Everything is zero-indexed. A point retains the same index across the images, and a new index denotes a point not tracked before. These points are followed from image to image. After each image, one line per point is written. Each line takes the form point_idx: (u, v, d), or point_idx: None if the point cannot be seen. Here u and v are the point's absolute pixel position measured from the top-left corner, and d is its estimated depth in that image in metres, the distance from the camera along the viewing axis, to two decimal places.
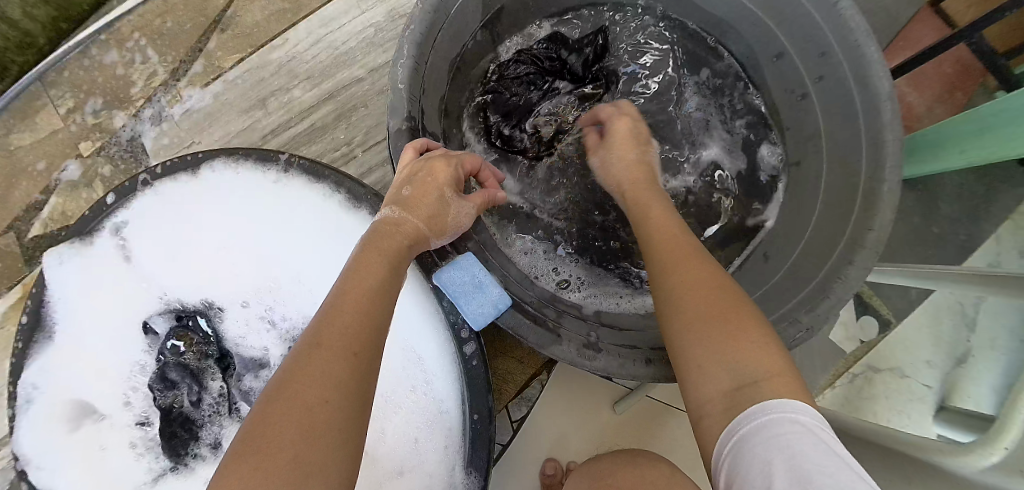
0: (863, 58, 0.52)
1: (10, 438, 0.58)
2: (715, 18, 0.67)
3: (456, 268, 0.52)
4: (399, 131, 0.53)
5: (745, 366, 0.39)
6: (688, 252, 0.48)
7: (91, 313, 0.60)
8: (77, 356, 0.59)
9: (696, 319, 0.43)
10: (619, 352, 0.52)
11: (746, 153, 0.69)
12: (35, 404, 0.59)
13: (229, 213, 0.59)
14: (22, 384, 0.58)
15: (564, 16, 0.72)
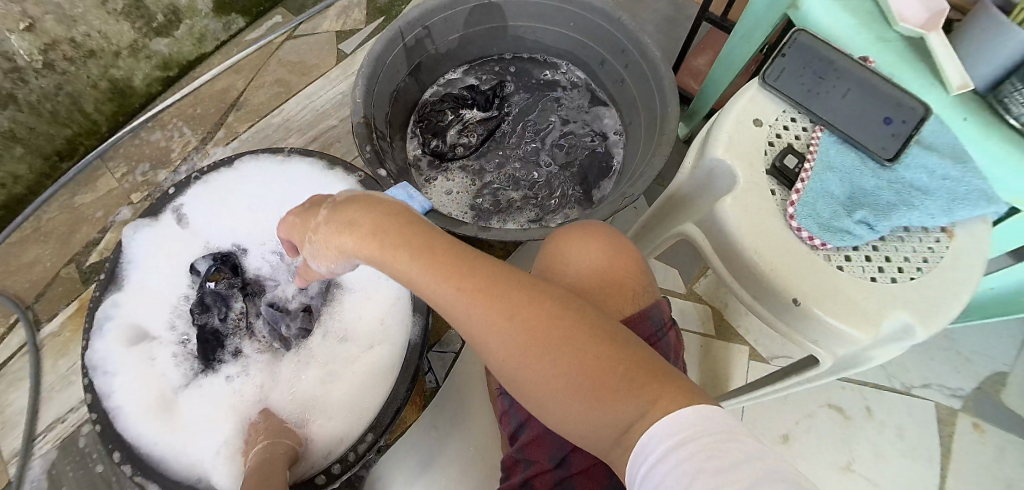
0: (642, 44, 0.90)
1: (84, 354, 0.79)
2: (563, 50, 1.05)
3: (396, 188, 0.80)
4: (358, 124, 0.85)
5: (621, 414, 0.45)
6: (516, 306, 0.50)
7: (152, 267, 0.86)
8: (140, 295, 0.84)
9: (564, 390, 0.48)
10: (506, 233, 0.79)
11: (597, 133, 1.04)
12: (107, 329, 0.81)
13: (253, 188, 0.89)
14: (98, 316, 0.81)
15: (469, 66, 1.08)
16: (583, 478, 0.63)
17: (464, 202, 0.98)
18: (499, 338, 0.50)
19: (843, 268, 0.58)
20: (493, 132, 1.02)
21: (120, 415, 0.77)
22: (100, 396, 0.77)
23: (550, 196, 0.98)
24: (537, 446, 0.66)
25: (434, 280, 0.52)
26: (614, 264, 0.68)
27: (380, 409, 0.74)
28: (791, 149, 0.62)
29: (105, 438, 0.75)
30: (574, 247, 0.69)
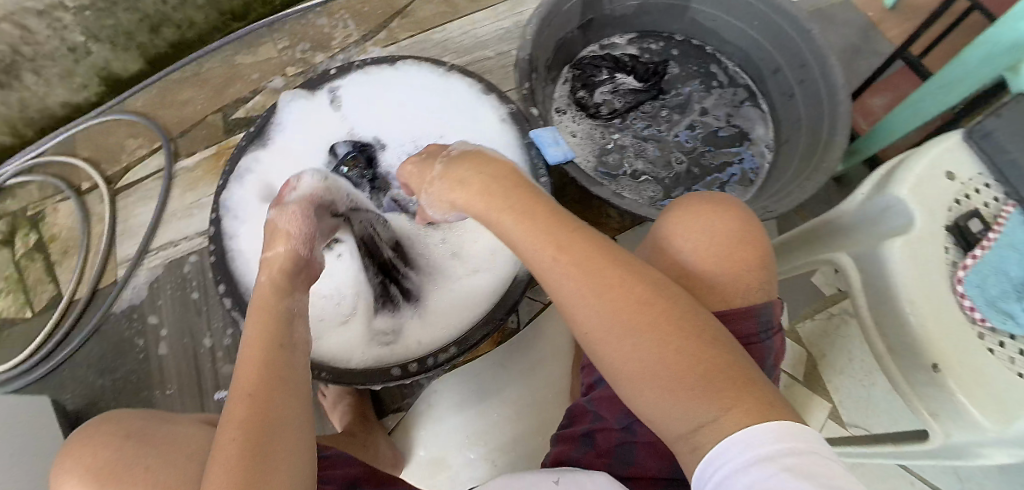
0: (828, 67, 0.85)
1: (220, 195, 0.86)
2: (737, 48, 1.00)
3: (546, 129, 0.81)
4: (522, 59, 0.84)
5: (696, 410, 0.44)
6: (608, 285, 0.50)
7: (297, 135, 0.92)
8: (280, 159, 0.90)
9: (640, 372, 0.47)
10: (636, 207, 0.78)
11: (748, 142, 0.99)
12: (245, 180, 0.88)
13: (407, 91, 0.91)
14: (239, 166, 0.87)
15: (635, 36, 1.04)
16: (649, 449, 0.62)
17: (597, 156, 0.95)
18: (588, 309, 0.50)
19: (993, 351, 0.56)
20: (642, 107, 0.99)
21: (237, 257, 0.84)
22: (225, 234, 0.85)
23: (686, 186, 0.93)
24: (611, 404, 0.66)
25: (535, 245, 0.53)
26: (732, 256, 0.62)
27: (469, 330, 0.78)
28: (977, 212, 0.60)
29: (219, 271, 0.83)
30: (690, 226, 0.62)
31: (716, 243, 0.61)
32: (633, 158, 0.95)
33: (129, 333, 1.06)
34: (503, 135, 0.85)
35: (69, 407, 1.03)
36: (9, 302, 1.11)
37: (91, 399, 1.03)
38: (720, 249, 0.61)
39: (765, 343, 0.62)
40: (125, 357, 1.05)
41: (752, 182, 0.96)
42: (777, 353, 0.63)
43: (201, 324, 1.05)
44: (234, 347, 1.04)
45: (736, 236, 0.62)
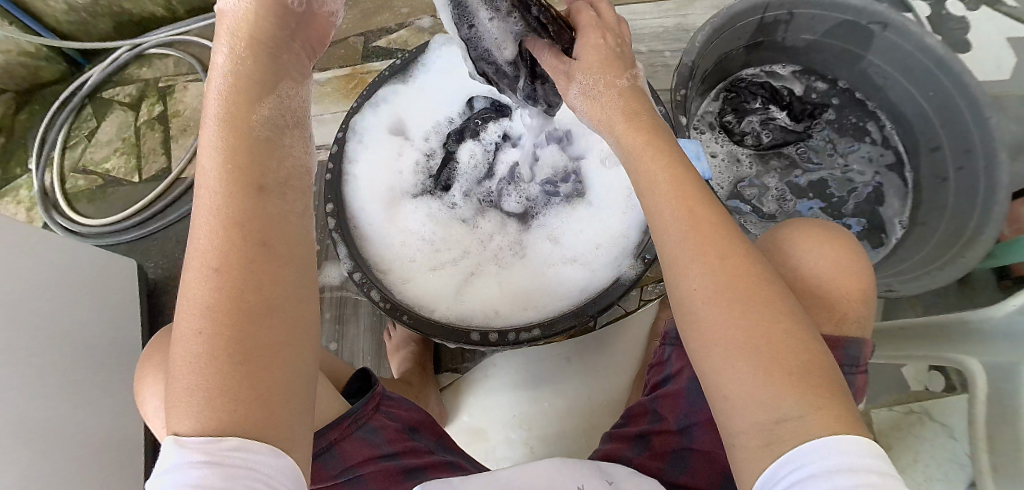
0: (994, 161, 0.76)
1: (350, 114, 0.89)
2: (901, 112, 0.94)
3: (688, 142, 0.77)
4: (686, 65, 0.82)
5: (786, 400, 0.39)
6: (727, 254, 0.44)
7: (440, 81, 0.95)
8: (419, 96, 0.94)
9: (731, 345, 0.41)
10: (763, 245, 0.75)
11: (881, 211, 0.94)
12: (379, 107, 0.91)
13: None
14: (376, 94, 0.90)
15: (799, 71, 1.00)
16: (705, 460, 0.58)
17: (726, 183, 0.93)
18: (693, 266, 0.44)
19: None
20: (787, 148, 0.96)
21: (351, 179, 0.87)
22: (348, 155, 0.87)
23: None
24: (672, 404, 0.61)
25: (665, 187, 0.47)
26: (836, 289, 0.55)
27: (560, 314, 0.75)
28: None
29: (331, 189, 0.85)
30: (804, 247, 0.56)
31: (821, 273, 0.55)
32: (759, 194, 0.94)
33: None
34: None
35: (151, 274, 1.09)
36: (123, 163, 1.17)
37: (173, 273, 1.08)
38: (824, 279, 0.55)
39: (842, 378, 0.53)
40: None
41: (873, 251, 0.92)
42: (856, 392, 0.54)
43: None
44: None
45: (845, 273, 0.55)
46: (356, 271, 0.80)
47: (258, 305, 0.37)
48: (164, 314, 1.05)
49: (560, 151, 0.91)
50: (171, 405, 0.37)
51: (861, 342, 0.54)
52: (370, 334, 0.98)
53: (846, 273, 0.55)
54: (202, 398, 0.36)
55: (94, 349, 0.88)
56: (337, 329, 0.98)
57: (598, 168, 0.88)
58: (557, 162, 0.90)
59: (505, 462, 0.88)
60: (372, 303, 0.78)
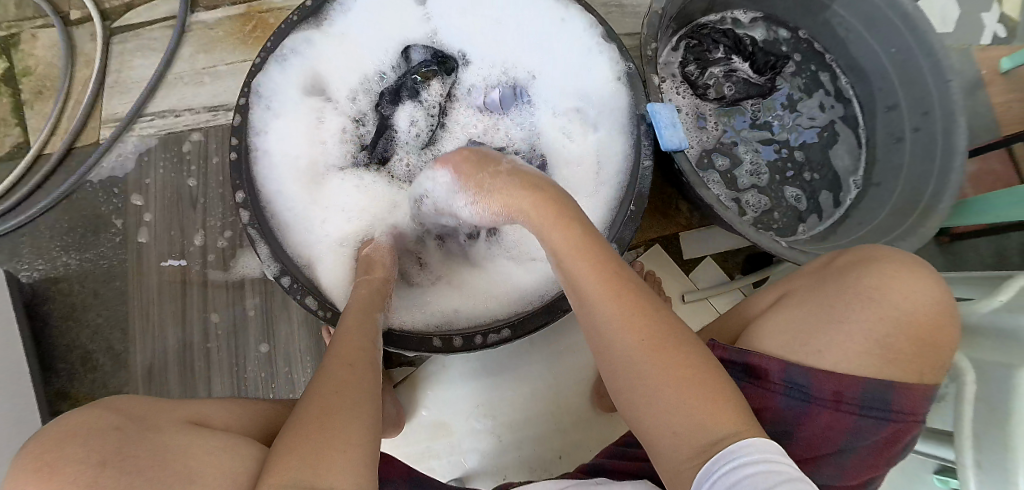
0: (954, 123, 0.75)
1: (256, 71, 0.72)
2: (857, 65, 0.88)
3: (664, 107, 0.69)
4: (657, 12, 0.73)
5: (717, 426, 0.43)
6: (644, 315, 0.47)
7: (364, 34, 0.79)
8: (341, 44, 0.79)
9: (662, 382, 0.45)
10: (736, 225, 0.71)
11: (838, 172, 0.89)
12: (290, 62, 0.75)
13: (508, 7, 0.79)
14: (282, 46, 0.73)
15: (760, 17, 0.91)
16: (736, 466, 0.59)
17: (696, 144, 0.86)
18: (617, 335, 0.47)
19: None
20: (740, 105, 0.88)
21: (264, 156, 0.73)
22: (253, 126, 0.72)
23: (762, 200, 0.86)
24: None
25: (581, 264, 0.50)
26: (874, 328, 0.51)
27: (529, 313, 0.69)
28: None
29: (237, 172, 0.69)
30: (878, 278, 0.52)
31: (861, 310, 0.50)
32: (724, 157, 0.86)
33: (105, 209, 0.90)
34: (613, 99, 0.75)
35: (25, 279, 0.89)
36: None
37: (54, 275, 0.90)
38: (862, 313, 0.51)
39: (866, 422, 0.50)
40: (99, 235, 0.90)
41: (832, 217, 0.87)
42: (880, 441, 0.51)
43: (193, 218, 0.89)
44: (229, 252, 0.88)
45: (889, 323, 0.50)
46: (284, 275, 0.68)
47: (326, 409, 0.48)
48: (50, 326, 0.88)
49: (519, 119, 0.80)
50: (274, 459, 0.45)
51: (892, 389, 0.50)
52: (306, 332, 0.86)
53: (930, 305, 0.51)
54: (307, 445, 0.45)
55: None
56: (267, 328, 0.86)
57: (559, 136, 0.79)
58: (510, 134, 0.80)
59: (471, 454, 0.84)
60: (307, 311, 0.68)
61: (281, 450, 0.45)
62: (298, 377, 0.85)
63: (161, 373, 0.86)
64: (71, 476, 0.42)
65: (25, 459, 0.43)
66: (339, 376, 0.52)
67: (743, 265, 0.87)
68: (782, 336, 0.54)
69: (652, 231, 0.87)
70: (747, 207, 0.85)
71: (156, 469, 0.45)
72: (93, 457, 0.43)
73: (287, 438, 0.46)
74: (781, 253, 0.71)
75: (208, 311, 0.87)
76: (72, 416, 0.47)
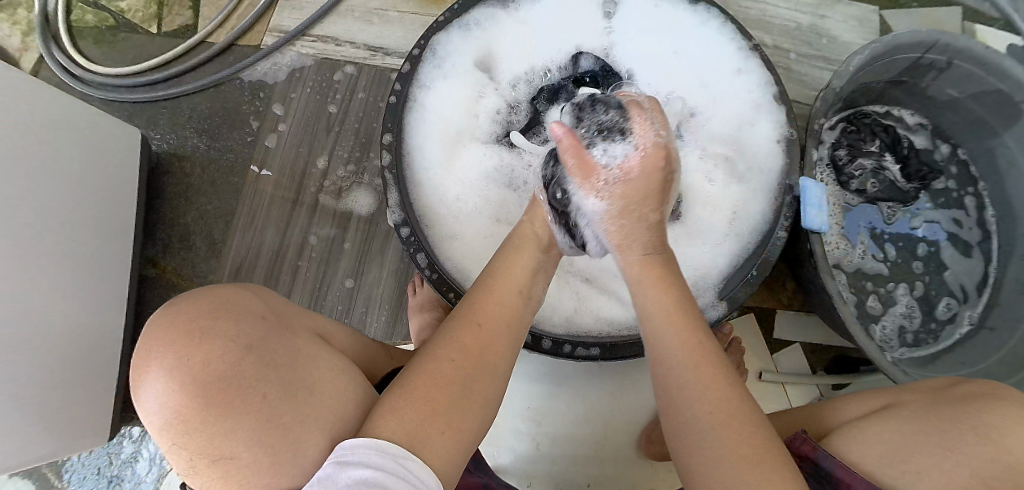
0: None
1: (441, 30, 0.76)
2: (1007, 201, 0.83)
3: (811, 187, 0.69)
4: (834, 89, 0.72)
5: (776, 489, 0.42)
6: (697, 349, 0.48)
7: (548, 29, 0.83)
8: (521, 33, 0.82)
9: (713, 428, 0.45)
10: (856, 330, 0.68)
11: (958, 299, 0.83)
12: (476, 33, 0.79)
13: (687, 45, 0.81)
14: (473, 16, 0.79)
15: (923, 126, 0.88)
16: None
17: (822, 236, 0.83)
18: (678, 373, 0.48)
19: None
20: (877, 204, 0.85)
21: (423, 106, 0.76)
22: (420, 79, 0.76)
23: (897, 332, 0.82)
24: None
25: (659, 309, 0.52)
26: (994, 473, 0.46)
27: (623, 338, 0.69)
28: None
29: (391, 115, 0.73)
30: (1001, 416, 0.47)
31: (995, 459, 0.46)
32: (845, 254, 0.84)
33: (246, 108, 0.95)
34: (767, 160, 0.75)
35: (155, 147, 0.95)
36: (142, 6, 1.00)
37: (180, 151, 0.95)
38: (976, 448, 0.46)
39: None
40: (232, 130, 0.95)
41: (935, 343, 0.82)
42: None
43: (324, 142, 0.93)
44: (345, 183, 0.91)
45: None
46: (405, 226, 0.71)
47: (440, 393, 0.45)
48: (164, 196, 0.94)
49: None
50: (382, 407, 0.44)
51: None
52: (393, 281, 0.88)
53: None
54: (414, 415, 0.44)
55: (60, 226, 0.76)
56: (357, 265, 0.89)
57: (701, 184, 0.79)
58: None
59: (507, 450, 0.85)
60: (415, 266, 0.70)
61: (395, 397, 0.45)
62: (371, 322, 0.87)
63: (247, 274, 0.90)
64: (218, 349, 0.40)
65: (169, 315, 0.42)
66: (460, 342, 0.49)
67: (828, 363, 0.85)
68: (879, 449, 0.50)
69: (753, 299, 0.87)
70: (879, 337, 0.82)
71: (286, 370, 0.43)
72: (240, 338, 0.42)
73: (399, 391, 0.46)
74: (883, 367, 0.67)
75: (309, 230, 0.90)
76: (225, 289, 0.45)
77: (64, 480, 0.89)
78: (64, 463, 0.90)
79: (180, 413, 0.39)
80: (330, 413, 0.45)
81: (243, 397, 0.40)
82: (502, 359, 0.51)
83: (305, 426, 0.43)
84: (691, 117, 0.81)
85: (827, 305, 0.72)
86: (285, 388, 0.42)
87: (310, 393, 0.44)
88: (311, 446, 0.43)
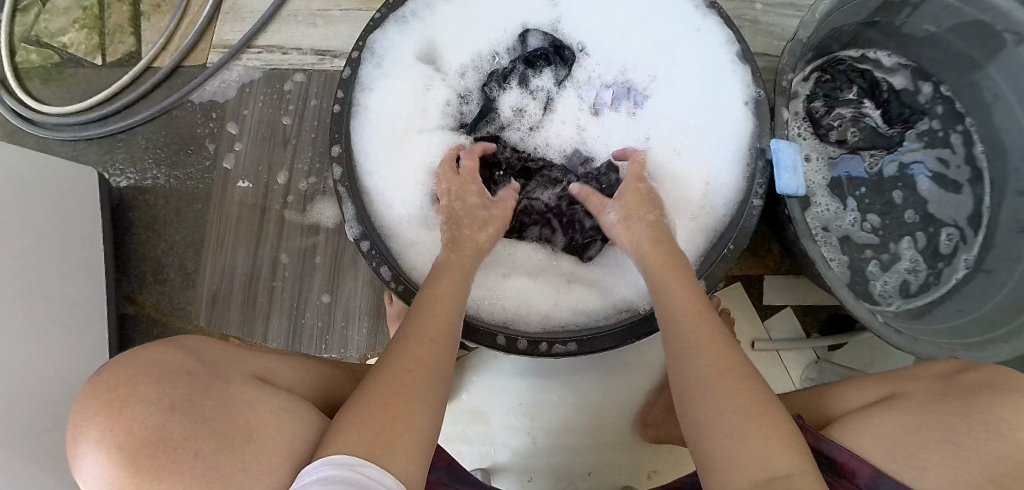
0: None
1: (375, 28, 0.73)
2: (996, 135, 0.78)
3: (781, 148, 0.66)
4: (801, 41, 0.66)
5: (777, 461, 0.42)
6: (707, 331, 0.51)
7: (492, 12, 0.78)
8: (462, 19, 0.78)
9: (723, 408, 0.45)
10: (839, 291, 0.64)
11: (953, 243, 0.79)
12: (413, 25, 0.76)
13: (639, 9, 0.77)
14: (407, 8, 0.75)
15: (902, 63, 0.82)
16: None
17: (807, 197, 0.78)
18: (690, 352, 0.50)
19: None
20: (860, 153, 0.80)
21: (366, 111, 0.73)
22: (360, 81, 0.73)
23: (898, 287, 0.78)
24: None
25: (675, 292, 0.55)
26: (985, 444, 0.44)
27: (601, 329, 0.67)
28: None
29: (338, 124, 0.71)
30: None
31: None
32: (835, 212, 0.79)
33: (201, 131, 0.93)
34: (735, 124, 0.71)
35: (115, 184, 0.94)
36: (84, 38, 0.97)
37: (142, 185, 0.93)
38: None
39: None
40: (190, 156, 0.93)
41: (936, 293, 0.78)
42: None
43: (282, 157, 0.90)
44: (308, 195, 0.89)
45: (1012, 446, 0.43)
46: (363, 240, 0.69)
47: (391, 401, 0.46)
48: (132, 232, 0.93)
49: (631, 132, 0.76)
50: (336, 430, 0.44)
51: None
52: (369, 291, 0.87)
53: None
54: (367, 425, 0.44)
55: (34, 276, 0.75)
56: (331, 279, 0.87)
57: (666, 156, 0.75)
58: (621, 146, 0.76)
59: (503, 447, 0.84)
60: (380, 280, 0.68)
61: (342, 422, 0.44)
62: (352, 335, 0.86)
63: (224, 300, 0.89)
64: (140, 413, 0.39)
65: (92, 387, 0.41)
66: (403, 357, 0.50)
67: (822, 323, 0.82)
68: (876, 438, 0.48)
69: (742, 266, 0.84)
70: (877, 293, 0.78)
71: (219, 421, 0.42)
72: (164, 399, 0.41)
73: (348, 412, 0.45)
74: (873, 327, 0.64)
75: (279, 248, 0.89)
76: (148, 352, 0.44)
77: None
78: None
79: (116, 483, 0.38)
80: (276, 455, 0.44)
81: (173, 457, 0.39)
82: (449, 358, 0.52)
83: (249, 473, 0.42)
84: (649, 84, 0.77)
85: (813, 271, 0.69)
86: (221, 440, 0.42)
87: (250, 438, 0.43)
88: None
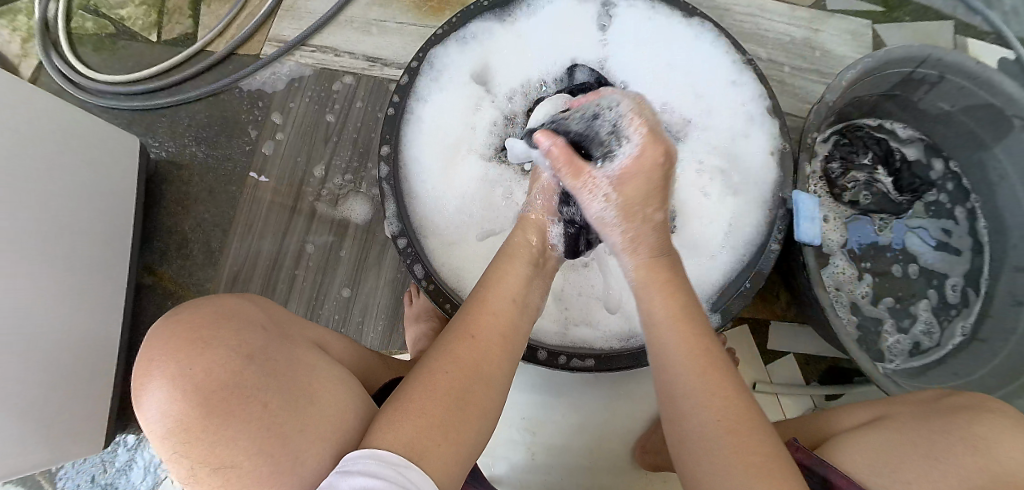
0: None
1: (438, 41, 0.78)
2: (998, 214, 0.84)
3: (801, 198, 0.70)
4: (828, 103, 0.72)
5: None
6: (709, 372, 0.48)
7: (545, 42, 0.83)
8: (517, 45, 0.83)
9: (718, 452, 0.44)
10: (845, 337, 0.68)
11: (950, 310, 0.84)
12: (472, 45, 0.80)
13: (683, 58, 0.82)
14: (469, 29, 0.80)
15: (914, 139, 0.89)
16: None
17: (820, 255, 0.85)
18: (686, 398, 0.48)
19: None
20: (870, 215, 0.86)
21: (422, 117, 0.78)
22: (417, 91, 0.77)
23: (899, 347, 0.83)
24: None
25: (671, 329, 0.51)
26: None
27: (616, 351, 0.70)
28: None
29: (390, 126, 0.74)
30: (990, 429, 0.48)
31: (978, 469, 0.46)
32: (846, 269, 0.85)
33: (245, 116, 0.95)
34: (761, 173, 0.76)
35: (153, 155, 0.96)
36: (142, 15, 1.00)
37: (179, 160, 0.95)
38: (964, 459, 0.47)
39: None
40: (230, 139, 0.95)
41: (933, 354, 0.83)
42: None
43: (321, 151, 0.93)
44: (341, 192, 0.92)
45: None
46: (401, 237, 0.72)
47: (443, 405, 0.46)
48: (162, 204, 0.94)
49: None
50: (383, 419, 0.45)
51: None
52: (389, 290, 0.89)
53: None
54: (413, 419, 0.44)
55: (55, 232, 0.76)
56: (354, 274, 0.89)
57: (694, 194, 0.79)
58: None
59: (502, 460, 0.85)
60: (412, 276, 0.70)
61: (395, 408, 0.46)
62: (367, 330, 0.87)
63: (244, 281, 0.90)
64: (219, 358, 0.40)
65: (171, 323, 0.42)
66: (466, 356, 0.50)
67: (822, 373, 0.85)
68: (868, 458, 0.51)
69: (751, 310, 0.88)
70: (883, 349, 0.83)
71: (284, 379, 0.43)
72: (242, 347, 0.42)
73: (396, 403, 0.46)
74: (875, 378, 0.67)
75: (306, 239, 0.91)
76: (224, 299, 0.46)
77: (54, 488, 0.89)
78: (58, 470, 0.90)
79: (183, 422, 0.39)
80: (329, 422, 0.45)
81: (243, 405, 0.40)
82: (501, 364, 0.52)
83: (305, 435, 0.43)
84: (687, 126, 0.81)
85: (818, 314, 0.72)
86: (286, 395, 0.43)
87: (310, 400, 0.44)
88: (309, 452, 0.43)
